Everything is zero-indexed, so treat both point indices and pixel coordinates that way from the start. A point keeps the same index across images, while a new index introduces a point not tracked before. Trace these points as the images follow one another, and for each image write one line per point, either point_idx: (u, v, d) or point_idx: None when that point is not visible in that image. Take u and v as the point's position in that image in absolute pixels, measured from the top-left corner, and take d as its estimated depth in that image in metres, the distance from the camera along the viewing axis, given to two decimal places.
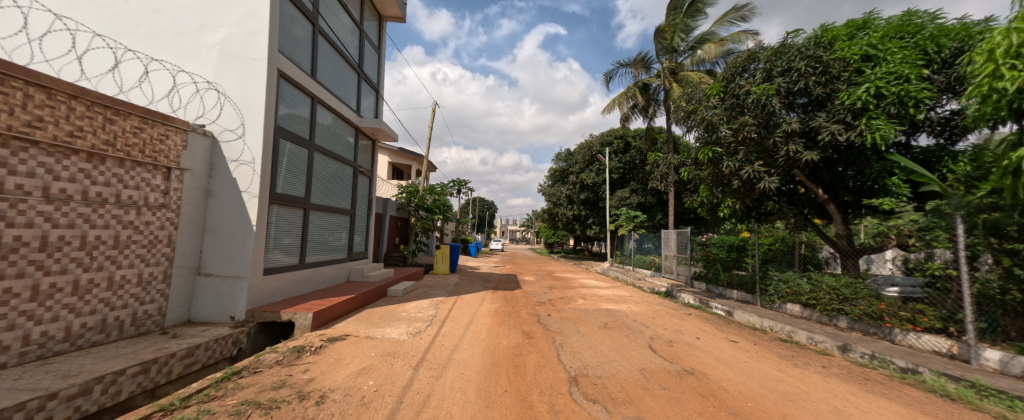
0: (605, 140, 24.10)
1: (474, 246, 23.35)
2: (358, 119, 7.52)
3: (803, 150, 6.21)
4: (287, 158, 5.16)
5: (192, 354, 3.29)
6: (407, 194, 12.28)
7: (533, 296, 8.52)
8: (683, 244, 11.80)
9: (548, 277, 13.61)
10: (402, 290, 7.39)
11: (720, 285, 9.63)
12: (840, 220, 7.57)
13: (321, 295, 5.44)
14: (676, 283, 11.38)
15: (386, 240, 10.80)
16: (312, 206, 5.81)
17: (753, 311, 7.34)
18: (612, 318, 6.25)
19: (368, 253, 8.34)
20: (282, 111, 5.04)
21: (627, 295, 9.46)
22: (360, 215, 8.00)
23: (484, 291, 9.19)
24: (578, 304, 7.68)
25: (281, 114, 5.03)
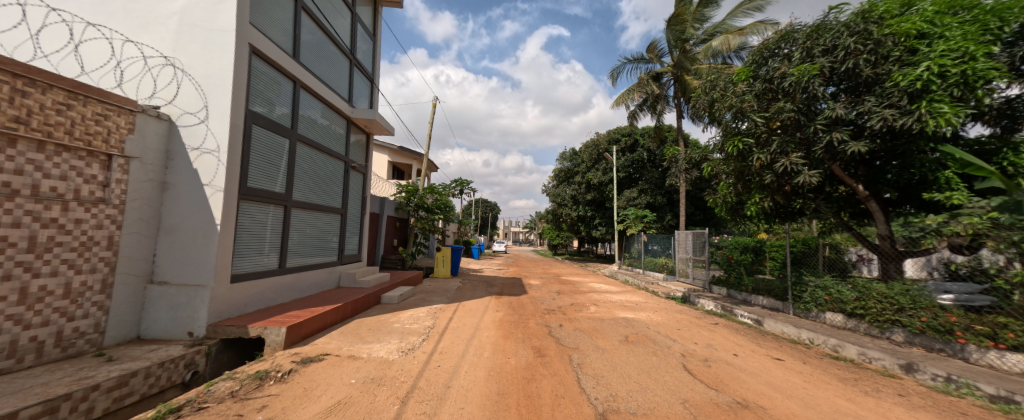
0: (612, 139, 23.40)
1: (478, 248, 22.72)
2: (350, 110, 6.89)
3: (848, 140, 5.50)
4: (264, 148, 4.52)
5: (125, 383, 2.62)
6: (407, 193, 11.65)
7: (542, 302, 7.84)
8: (700, 246, 11.06)
9: (555, 281, 12.93)
10: (398, 296, 6.73)
11: (744, 290, 8.88)
12: (881, 219, 6.83)
13: (304, 304, 4.79)
14: (693, 287, 10.64)
15: (384, 242, 10.16)
16: (296, 203, 5.18)
17: (787, 321, 6.62)
18: (632, 329, 5.53)
19: (362, 256, 7.69)
20: (257, 93, 4.39)
21: (643, 302, 8.74)
22: (354, 214, 7.37)
23: (488, 297, 8.52)
24: (591, 313, 6.97)
25: (256, 97, 4.39)
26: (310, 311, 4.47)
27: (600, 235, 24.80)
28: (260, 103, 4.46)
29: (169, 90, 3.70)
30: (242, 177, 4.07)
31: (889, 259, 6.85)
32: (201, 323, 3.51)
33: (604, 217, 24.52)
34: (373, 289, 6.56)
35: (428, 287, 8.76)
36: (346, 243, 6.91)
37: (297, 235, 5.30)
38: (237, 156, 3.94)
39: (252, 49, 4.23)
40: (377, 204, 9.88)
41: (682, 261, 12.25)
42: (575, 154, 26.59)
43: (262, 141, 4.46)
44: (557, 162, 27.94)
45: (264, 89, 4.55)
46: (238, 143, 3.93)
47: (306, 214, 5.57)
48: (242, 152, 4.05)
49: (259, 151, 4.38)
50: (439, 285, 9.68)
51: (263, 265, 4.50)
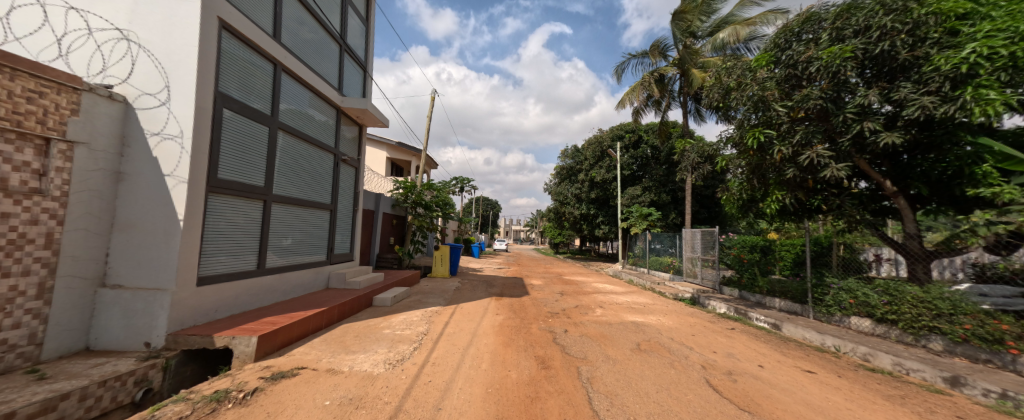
0: (615, 135, 22.94)
1: (479, 247, 22.32)
2: (339, 99, 6.44)
3: (881, 130, 5.02)
4: (239, 136, 4.07)
5: (52, 408, 2.14)
6: (404, 190, 11.23)
7: (545, 305, 7.41)
8: (709, 245, 10.60)
9: (558, 280, 12.50)
10: (391, 298, 6.30)
11: (757, 292, 8.43)
12: (909, 217, 6.34)
13: (284, 309, 4.36)
14: (702, 288, 10.19)
15: (380, 240, 9.74)
16: (278, 198, 4.77)
17: (808, 326, 6.16)
18: (643, 335, 5.10)
19: (354, 254, 7.27)
20: (226, 74, 3.90)
21: (651, 304, 8.30)
22: (345, 210, 6.93)
23: (488, 298, 8.09)
24: (597, 315, 6.54)
25: (227, 78, 3.91)
26: (289, 315, 4.05)
27: (602, 233, 24.36)
28: (230, 84, 3.97)
29: (122, 67, 3.28)
30: (213, 168, 3.65)
31: (916, 259, 6.34)
32: (161, 332, 3.09)
33: (607, 215, 24.09)
34: (364, 290, 6.14)
35: (425, 288, 8.34)
36: (336, 240, 6.50)
37: (279, 233, 4.88)
38: (206, 145, 3.51)
39: (222, 24, 3.78)
40: (372, 200, 9.46)
41: (690, 260, 11.80)
42: (578, 151, 26.14)
43: (235, 128, 4.01)
44: (559, 159, 27.47)
45: (236, 69, 4.05)
46: (205, 130, 3.49)
47: (290, 210, 5.14)
48: (212, 140, 3.62)
49: (231, 139, 3.92)
50: (437, 285, 9.26)
51: (238, 265, 4.09)
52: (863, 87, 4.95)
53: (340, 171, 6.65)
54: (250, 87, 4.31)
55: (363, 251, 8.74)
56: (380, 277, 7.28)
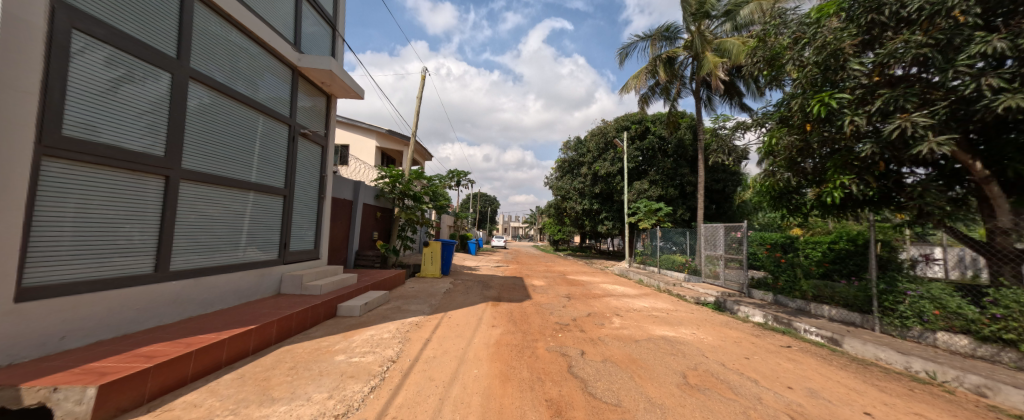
0: (620, 125, 21.71)
1: (475, 243, 21.05)
2: (295, 57, 5.19)
3: (1001, 89, 3.74)
4: (201, 110, 3.81)
5: None
6: (390, 179, 9.95)
7: (550, 312, 6.19)
8: (733, 243, 9.39)
9: (562, 281, 11.26)
10: (361, 307, 5.04)
11: (798, 297, 7.19)
12: (1003, 209, 4.98)
13: (195, 326, 3.15)
14: (727, 291, 8.98)
15: (358, 235, 8.47)
16: (221, 180, 4.05)
17: (880, 343, 4.93)
18: (683, 359, 3.87)
19: (317, 251, 5.99)
20: (210, 54, 3.94)
21: (673, 311, 7.09)
22: (307, 198, 5.75)
23: (482, 303, 6.85)
24: (617, 327, 5.32)
25: (208, 58, 3.92)
26: (183, 340, 2.77)
27: (605, 229, 23.18)
28: (213, 65, 3.98)
29: None
30: (128, 128, 3.07)
31: (999, 259, 5.09)
32: None
33: (611, 211, 22.89)
34: (326, 296, 4.87)
35: (409, 291, 7.09)
36: (290, 235, 5.22)
37: (187, 224, 3.63)
38: (126, 101, 3.06)
39: None
40: (349, 189, 8.18)
41: (709, 259, 10.59)
42: (580, 143, 24.90)
43: (202, 103, 3.82)
44: (561, 152, 26.18)
45: (221, 51, 4.10)
46: (128, 84, 3.07)
47: (207, 192, 3.91)
48: (140, 99, 3.18)
49: (95, 85, 2.83)
50: (424, 287, 8.00)
51: (117, 261, 2.96)
52: (975, 29, 3.70)
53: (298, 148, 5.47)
54: (234, 71, 4.30)
55: (335, 247, 7.44)
56: (353, 279, 6.02)
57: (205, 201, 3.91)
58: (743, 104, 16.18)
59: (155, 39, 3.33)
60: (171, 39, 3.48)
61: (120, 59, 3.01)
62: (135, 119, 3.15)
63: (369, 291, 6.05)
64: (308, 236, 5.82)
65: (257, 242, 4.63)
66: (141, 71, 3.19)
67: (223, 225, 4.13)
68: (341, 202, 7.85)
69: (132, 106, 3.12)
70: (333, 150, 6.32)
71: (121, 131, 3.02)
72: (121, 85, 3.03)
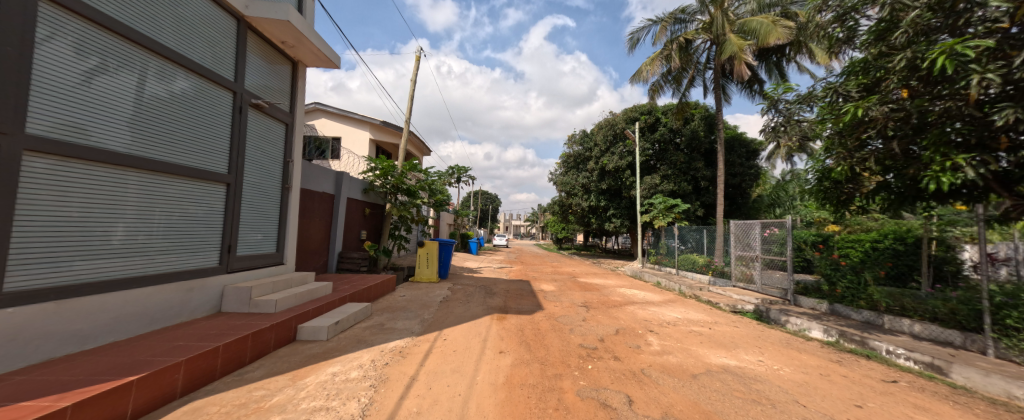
0: (630, 117, 20.51)
1: (476, 243, 19.92)
2: (243, 7, 4.10)
3: None
4: (190, 102, 3.59)
5: None
6: (380, 171, 8.80)
7: (568, 328, 5.03)
8: (772, 242, 8.18)
9: (574, 285, 10.09)
10: (331, 328, 3.88)
11: (864, 308, 6.00)
12: None
13: (41, 379, 2.00)
14: (766, 298, 7.82)
15: (341, 234, 7.31)
16: (213, 175, 3.82)
17: (1007, 373, 3.72)
18: (779, 412, 2.66)
19: (280, 255, 4.82)
20: (193, 38, 3.63)
21: (715, 325, 5.93)
22: (264, 187, 4.61)
23: (485, 316, 5.68)
24: (660, 352, 4.12)
25: (191, 43, 3.60)
26: None
27: (613, 228, 22.01)
28: (196, 50, 3.66)
29: None
30: (105, 120, 2.86)
31: None
32: None
33: (619, 208, 21.72)
34: (281, 313, 3.70)
35: (397, 301, 5.94)
36: (233, 233, 4.05)
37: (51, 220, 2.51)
38: (104, 92, 2.85)
39: None
40: (330, 181, 7.03)
41: (740, 261, 9.39)
42: (586, 137, 23.68)
43: (189, 95, 3.59)
44: (566, 146, 24.99)
45: (205, 35, 3.76)
46: (103, 75, 2.84)
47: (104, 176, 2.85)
48: (116, 92, 2.95)
49: (54, 73, 2.54)
50: (417, 295, 6.86)
51: (53, 265, 2.49)
52: None
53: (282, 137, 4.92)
54: (219, 55, 3.94)
55: (310, 249, 6.28)
56: (326, 288, 4.84)
57: (88, 186, 2.74)
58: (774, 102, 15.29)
59: (134, 21, 3.07)
60: (153, 24, 3.22)
61: (95, 47, 2.80)
62: (106, 111, 2.88)
63: (345, 304, 4.88)
64: (267, 234, 4.66)
65: (183, 243, 3.49)
66: (113, 59, 2.94)
67: (122, 219, 2.96)
68: (319, 196, 6.70)
69: (109, 98, 2.90)
70: (301, 129, 5.22)
71: (89, 122, 2.75)
72: (97, 75, 2.81)
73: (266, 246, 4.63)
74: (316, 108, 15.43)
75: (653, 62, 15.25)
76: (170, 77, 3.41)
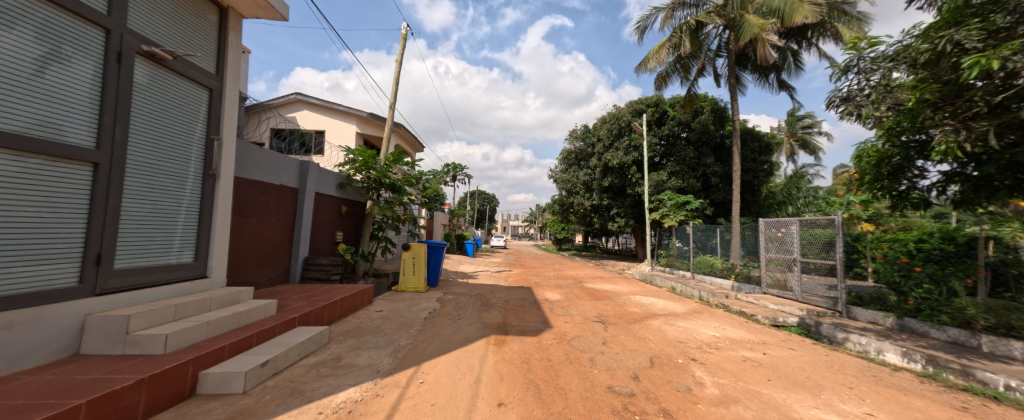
0: (635, 110, 19.43)
1: (472, 244, 18.74)
2: None
3: None
4: (158, 93, 3.23)
5: None
6: (359, 163, 7.56)
7: (588, 358, 3.85)
8: (815, 243, 7.02)
9: (582, 292, 8.91)
10: (256, 374, 2.67)
11: (949, 324, 4.85)
12: None
13: None
14: (811, 308, 6.67)
15: (308, 237, 6.11)
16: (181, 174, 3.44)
17: None
18: None
19: (197, 264, 3.58)
20: (160, 19, 3.25)
21: (766, 347, 4.78)
22: (179, 174, 3.42)
23: (479, 339, 4.48)
24: (722, 401, 2.92)
25: (158, 24, 3.22)
26: None
27: (617, 227, 20.91)
28: (162, 33, 3.27)
29: None
30: (65, 116, 2.55)
31: None
32: None
33: (624, 207, 20.63)
34: (172, 357, 2.45)
35: (369, 321, 4.74)
36: (111, 237, 2.79)
37: None
38: (60, 83, 2.52)
39: None
40: (292, 172, 5.82)
41: (773, 264, 8.24)
42: (588, 132, 22.56)
43: (159, 85, 3.23)
44: (567, 142, 23.87)
45: (171, 14, 3.35)
46: (58, 64, 2.50)
47: None
48: (76, 84, 2.62)
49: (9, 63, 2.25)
50: (398, 310, 5.66)
51: None
52: None
53: (233, 119, 4.05)
54: (185, 38, 3.52)
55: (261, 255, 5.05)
56: (264, 309, 3.60)
57: None
58: (792, 94, 14.24)
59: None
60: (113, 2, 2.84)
61: (50, 32, 2.47)
62: (67, 106, 2.56)
63: (290, 330, 3.63)
64: (174, 238, 3.38)
65: (135, 250, 3.02)
66: (74, 45, 2.61)
67: None
68: (278, 190, 5.50)
69: (66, 90, 2.56)
70: (232, 98, 4.01)
71: (48, 117, 2.45)
72: (50, 64, 2.47)
73: (173, 253, 3.37)
74: (297, 99, 14.16)
75: (662, 48, 14.10)
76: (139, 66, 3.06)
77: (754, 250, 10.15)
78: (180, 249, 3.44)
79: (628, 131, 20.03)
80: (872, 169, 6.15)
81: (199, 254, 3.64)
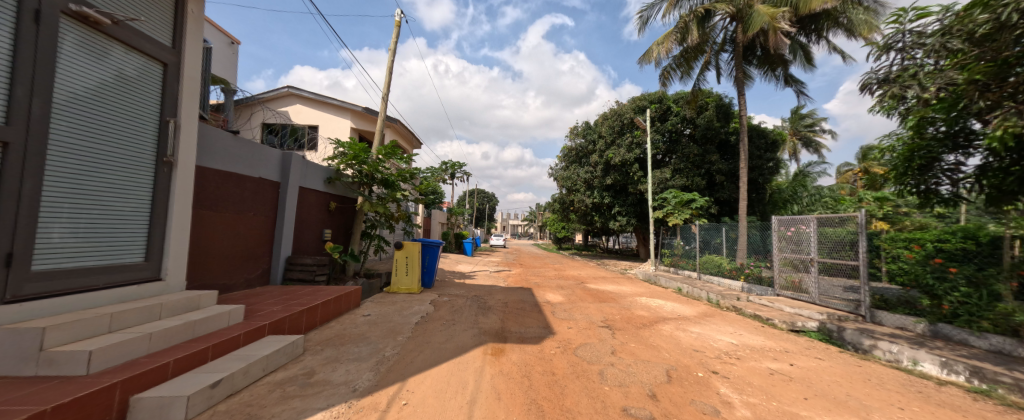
0: (637, 106, 18.98)
1: (471, 243, 18.30)
2: None
3: None
4: (113, 74, 2.90)
5: None
6: (349, 156, 7.09)
7: (597, 372, 3.41)
8: (835, 243, 6.57)
9: (585, 294, 8.47)
10: (205, 394, 2.23)
11: (991, 332, 4.42)
12: None
13: None
14: (830, 312, 6.23)
15: (292, 234, 5.65)
16: (143, 165, 3.12)
17: None
18: None
19: (148, 264, 3.12)
20: None
21: (789, 358, 4.35)
22: (126, 161, 2.97)
23: (475, 347, 4.04)
24: None
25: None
26: None
27: (619, 226, 20.48)
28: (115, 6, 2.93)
29: None
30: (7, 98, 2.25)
31: None
32: None
33: (626, 205, 20.19)
34: (94, 380, 1.99)
35: (354, 327, 4.30)
36: (29, 234, 2.33)
37: None
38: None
39: None
40: (273, 164, 5.36)
41: (787, 265, 7.80)
42: (589, 128, 22.08)
43: (113, 65, 2.90)
44: (567, 139, 23.41)
45: None
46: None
47: None
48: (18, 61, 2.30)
49: None
50: (387, 313, 5.22)
51: None
52: None
53: (195, 101, 3.60)
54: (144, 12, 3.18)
55: (235, 253, 4.59)
56: (225, 316, 3.14)
57: None
58: (801, 89, 13.78)
59: None
60: None
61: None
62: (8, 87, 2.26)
63: (256, 341, 3.17)
64: (118, 235, 2.92)
65: (89, 249, 2.72)
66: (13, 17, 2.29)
67: None
68: (258, 183, 5.04)
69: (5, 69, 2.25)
70: (192, 77, 3.55)
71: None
72: None
73: (116, 252, 2.91)
74: (289, 93, 13.68)
75: (665, 41, 13.64)
76: (91, 44, 2.75)
77: (764, 249, 9.73)
78: (126, 247, 2.98)
79: (631, 127, 19.57)
80: (905, 163, 5.81)
81: (150, 255, 3.17)
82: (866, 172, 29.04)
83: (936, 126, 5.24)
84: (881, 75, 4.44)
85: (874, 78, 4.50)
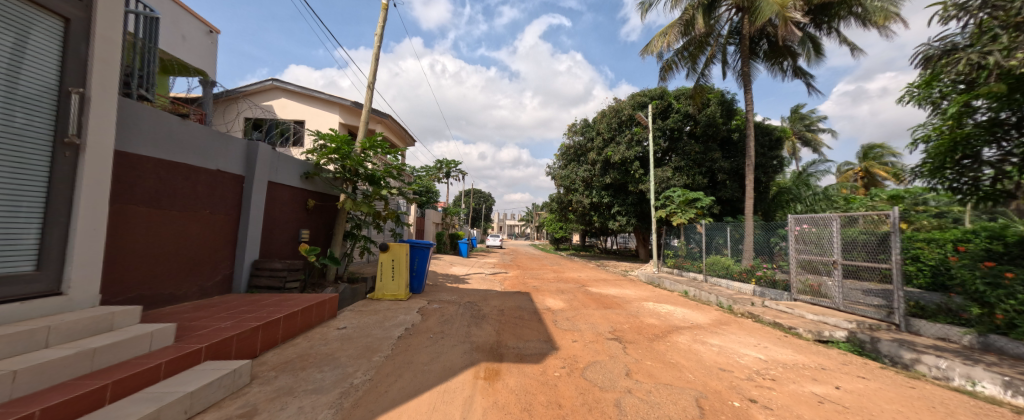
0: (637, 102, 18.45)
1: (466, 243, 17.68)
2: None
3: None
4: None
5: None
6: (331, 149, 6.42)
7: (612, 402, 2.78)
8: (862, 244, 6.02)
9: (587, 299, 7.86)
10: None
11: None
12: None
13: None
14: (858, 319, 5.68)
15: (260, 235, 4.99)
16: (26, 147, 2.36)
17: None
18: None
19: (45, 273, 2.45)
20: None
21: (831, 377, 3.76)
22: (9, 136, 2.27)
23: (464, 369, 3.41)
24: None
25: None
26: None
27: (619, 226, 19.96)
28: None
29: None
30: None
31: None
32: None
33: (625, 205, 19.67)
34: None
35: (321, 345, 3.64)
36: None
37: None
38: None
39: None
40: (238, 155, 4.68)
41: (805, 267, 7.24)
42: (588, 126, 21.52)
43: None
44: (565, 137, 22.84)
45: None
46: None
47: None
48: None
49: None
50: (366, 325, 4.57)
51: None
52: None
53: (113, 68, 2.87)
54: None
55: (181, 258, 3.91)
56: (143, 340, 2.46)
57: None
58: (810, 81, 13.31)
59: None
60: None
61: None
62: None
63: (184, 370, 2.50)
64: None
65: None
66: None
67: None
68: (218, 177, 4.37)
69: None
70: (108, 37, 2.85)
71: None
72: None
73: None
74: (273, 86, 12.97)
75: (669, 32, 13.12)
76: None
77: (776, 250, 9.18)
78: (10, 253, 2.27)
79: (631, 125, 19.02)
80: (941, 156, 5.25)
81: (45, 263, 2.47)
82: (867, 171, 28.72)
83: (978, 114, 4.66)
84: (944, 45, 4.50)
85: (936, 49, 4.55)
